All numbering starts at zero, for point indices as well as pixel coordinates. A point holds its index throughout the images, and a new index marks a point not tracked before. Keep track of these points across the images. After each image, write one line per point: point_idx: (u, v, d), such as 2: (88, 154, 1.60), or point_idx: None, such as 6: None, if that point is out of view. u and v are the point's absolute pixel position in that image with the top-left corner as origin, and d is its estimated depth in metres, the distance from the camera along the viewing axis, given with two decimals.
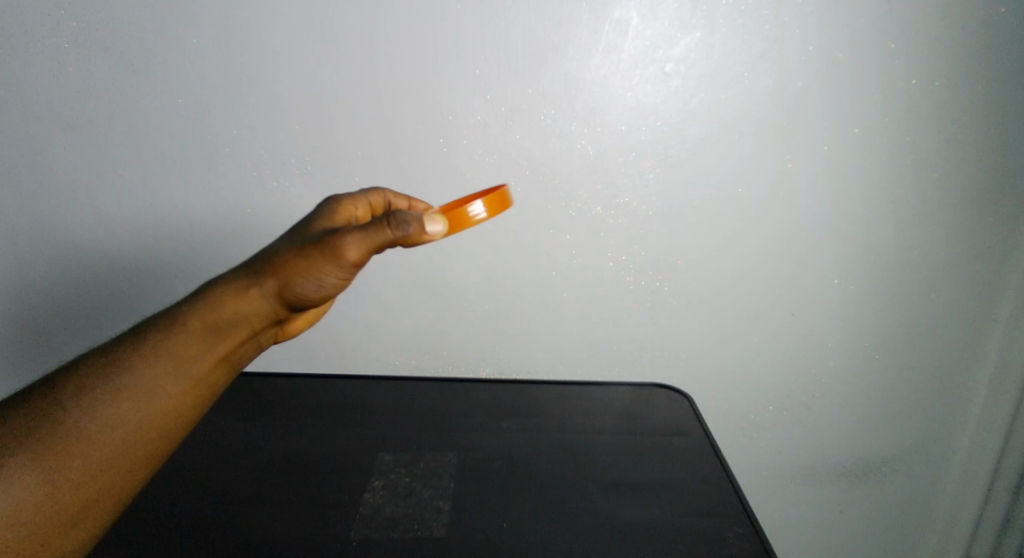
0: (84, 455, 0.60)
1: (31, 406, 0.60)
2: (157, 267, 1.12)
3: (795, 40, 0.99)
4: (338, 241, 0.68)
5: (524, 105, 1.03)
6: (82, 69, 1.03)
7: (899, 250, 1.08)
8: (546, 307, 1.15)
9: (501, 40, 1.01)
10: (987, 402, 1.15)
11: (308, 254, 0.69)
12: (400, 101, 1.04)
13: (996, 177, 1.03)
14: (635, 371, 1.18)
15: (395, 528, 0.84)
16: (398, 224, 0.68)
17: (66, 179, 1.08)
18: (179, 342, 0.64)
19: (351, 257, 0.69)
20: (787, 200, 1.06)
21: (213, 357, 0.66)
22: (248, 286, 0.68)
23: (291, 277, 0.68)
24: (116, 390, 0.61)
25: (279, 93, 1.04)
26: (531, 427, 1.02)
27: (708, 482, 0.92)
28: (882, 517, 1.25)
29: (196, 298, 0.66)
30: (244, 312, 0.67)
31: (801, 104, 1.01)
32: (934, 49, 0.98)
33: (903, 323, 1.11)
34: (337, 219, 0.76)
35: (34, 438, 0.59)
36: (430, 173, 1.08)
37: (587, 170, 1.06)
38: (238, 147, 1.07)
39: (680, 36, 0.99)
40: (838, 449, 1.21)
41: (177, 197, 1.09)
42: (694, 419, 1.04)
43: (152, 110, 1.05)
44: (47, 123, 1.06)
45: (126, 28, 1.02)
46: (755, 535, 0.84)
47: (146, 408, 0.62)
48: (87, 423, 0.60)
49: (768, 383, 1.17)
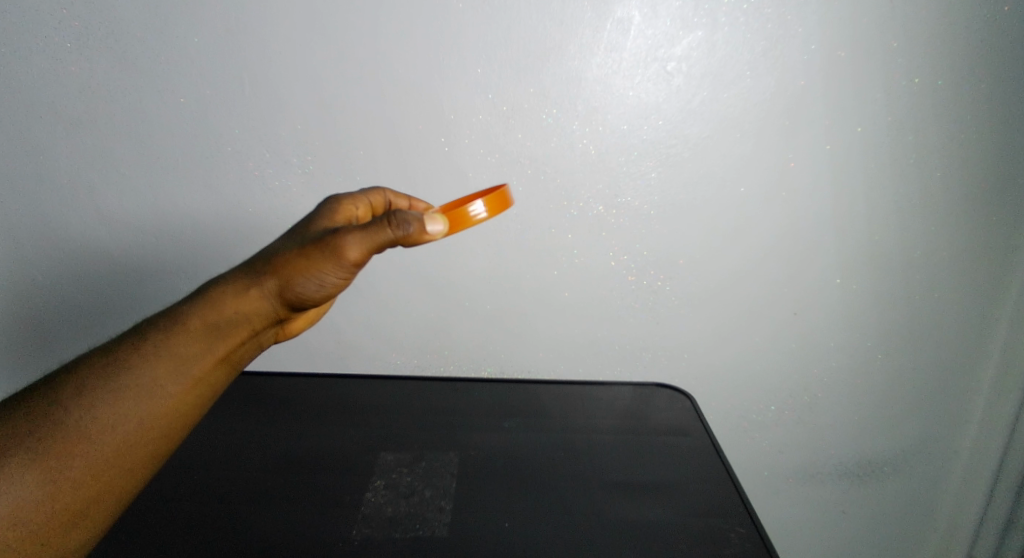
0: (84, 455, 0.60)
1: (30, 406, 0.60)
2: (157, 266, 1.12)
3: (797, 39, 0.98)
4: (338, 241, 0.68)
5: (525, 104, 1.03)
6: (83, 68, 1.03)
7: (901, 249, 1.07)
8: (547, 307, 1.15)
9: (503, 40, 1.00)
10: (990, 402, 1.15)
11: (309, 254, 0.68)
12: (401, 101, 1.04)
13: (998, 176, 1.03)
14: (636, 370, 1.18)
15: (396, 527, 0.84)
16: (399, 224, 0.68)
17: (67, 178, 1.08)
18: (179, 342, 0.64)
19: (351, 256, 0.69)
20: (789, 199, 1.06)
21: (213, 357, 0.65)
22: (248, 285, 0.68)
23: (291, 276, 0.68)
24: (116, 390, 0.61)
25: (280, 93, 1.04)
26: (532, 426, 1.01)
27: (710, 481, 0.91)
28: (884, 517, 1.24)
29: (197, 297, 0.66)
30: (245, 312, 0.67)
31: (803, 103, 1.01)
32: (937, 48, 0.98)
33: (905, 323, 1.11)
34: (338, 218, 0.76)
35: (34, 438, 0.59)
36: (431, 173, 1.08)
37: (588, 169, 1.06)
38: (239, 147, 1.07)
39: (682, 34, 0.99)
40: (839, 449, 1.20)
41: (178, 196, 1.09)
42: (696, 419, 1.04)
43: (153, 109, 1.05)
44: (49, 122, 1.06)
45: (127, 28, 1.02)
46: (757, 535, 0.84)
47: (147, 409, 0.62)
48: (87, 423, 0.60)
49: (769, 382, 1.17)
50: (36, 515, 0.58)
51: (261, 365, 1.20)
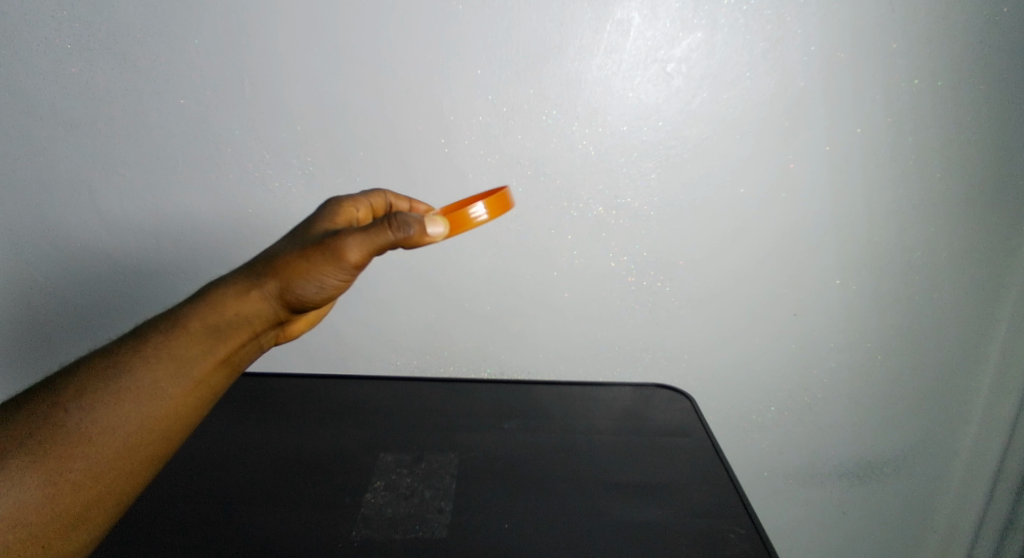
0: (85, 457, 0.60)
1: (31, 407, 0.60)
2: (158, 267, 1.12)
3: (797, 40, 0.98)
4: (339, 243, 0.68)
5: (525, 105, 1.03)
6: (84, 70, 1.03)
7: (902, 250, 1.07)
8: (547, 308, 1.15)
9: (503, 41, 1.00)
10: (989, 403, 1.15)
11: (309, 256, 0.68)
12: (401, 102, 1.04)
13: (998, 177, 1.03)
14: (637, 371, 1.18)
15: (396, 528, 0.84)
16: (399, 226, 0.68)
17: (67, 179, 1.08)
18: (180, 343, 0.64)
19: (352, 259, 0.69)
20: (789, 200, 1.06)
21: (213, 358, 0.65)
22: (249, 287, 0.68)
23: (292, 278, 0.68)
24: (116, 392, 0.61)
25: (280, 94, 1.04)
26: (533, 427, 1.01)
27: (710, 482, 0.91)
28: (884, 518, 1.24)
29: (197, 299, 0.66)
30: (245, 314, 0.67)
31: (802, 104, 1.01)
32: (936, 49, 0.98)
33: (905, 324, 1.11)
34: (338, 220, 0.76)
35: (34, 440, 0.59)
36: (431, 173, 1.08)
37: (588, 170, 1.06)
38: (239, 147, 1.07)
39: (681, 36, 0.99)
40: (840, 449, 1.20)
41: (178, 197, 1.09)
42: (696, 420, 1.04)
43: (154, 110, 1.05)
44: (50, 123, 1.06)
45: (128, 29, 1.02)
46: (757, 535, 0.84)
47: (147, 410, 0.62)
48: (88, 424, 0.60)
49: (769, 383, 1.17)
50: (36, 516, 0.58)
51: (261, 366, 1.20)
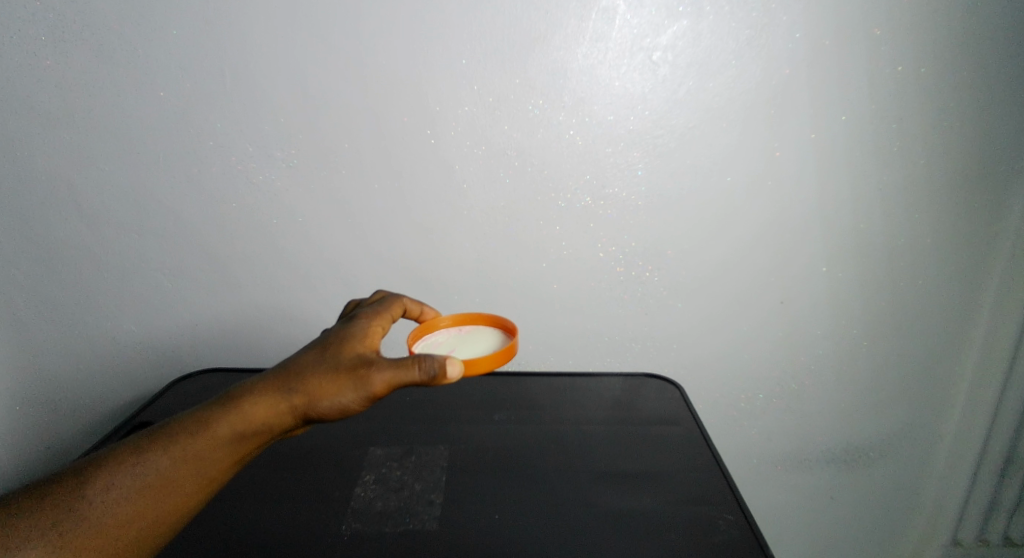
0: (98, 549, 0.62)
1: (57, 496, 0.62)
2: (140, 262, 1.09)
3: (783, 28, 0.98)
4: (369, 374, 0.69)
5: (512, 95, 1.02)
6: (60, 62, 1.00)
7: (887, 235, 1.07)
8: (536, 300, 1.12)
9: (489, 30, 0.99)
10: (973, 386, 1.15)
11: (340, 380, 0.69)
12: (385, 94, 1.02)
13: (980, 162, 1.03)
14: (626, 361, 1.16)
15: (386, 521, 0.83)
16: (425, 367, 0.69)
17: (44, 176, 1.05)
18: (206, 447, 0.66)
19: (376, 388, 0.70)
20: (774, 188, 1.05)
21: (231, 462, 0.67)
22: (277, 398, 0.68)
23: (317, 396, 0.69)
24: (138, 487, 0.64)
25: (261, 85, 1.01)
26: (523, 418, 1.00)
27: (699, 469, 0.90)
28: (872, 503, 1.24)
29: (227, 403, 0.67)
30: (270, 423, 0.68)
31: (788, 89, 1.00)
32: (921, 36, 0.97)
33: (891, 309, 1.11)
34: (367, 340, 0.74)
35: (56, 531, 0.61)
36: (418, 165, 1.05)
37: (576, 161, 1.04)
38: (222, 140, 1.04)
39: (667, 24, 0.98)
40: (829, 435, 1.20)
41: (160, 191, 1.06)
42: (684, 408, 1.02)
43: (133, 102, 1.02)
44: (25, 117, 1.02)
45: (104, 20, 0.99)
46: (745, 522, 0.83)
47: (162, 507, 0.64)
48: (107, 517, 0.62)
49: (759, 372, 1.16)
50: None
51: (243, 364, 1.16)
